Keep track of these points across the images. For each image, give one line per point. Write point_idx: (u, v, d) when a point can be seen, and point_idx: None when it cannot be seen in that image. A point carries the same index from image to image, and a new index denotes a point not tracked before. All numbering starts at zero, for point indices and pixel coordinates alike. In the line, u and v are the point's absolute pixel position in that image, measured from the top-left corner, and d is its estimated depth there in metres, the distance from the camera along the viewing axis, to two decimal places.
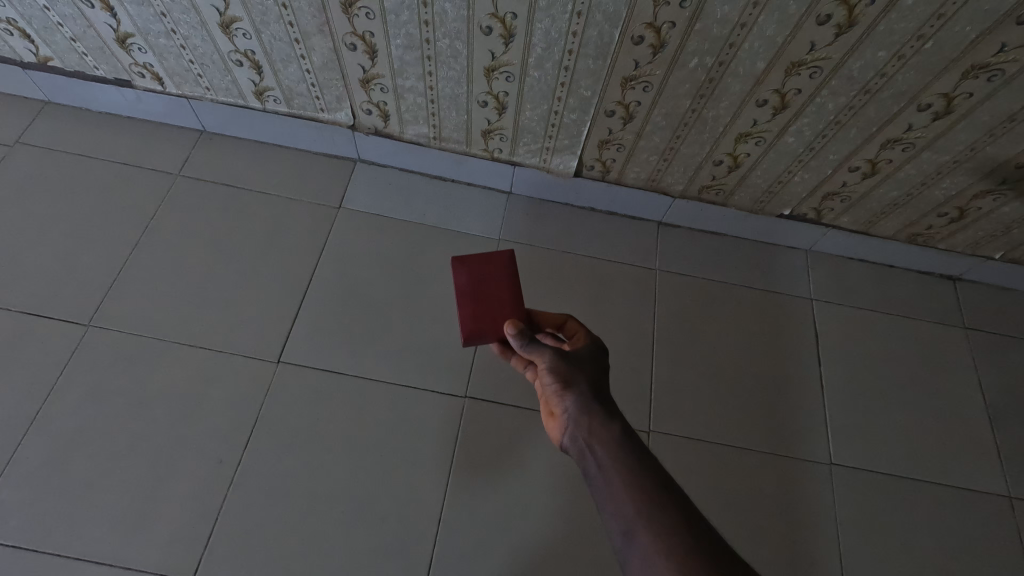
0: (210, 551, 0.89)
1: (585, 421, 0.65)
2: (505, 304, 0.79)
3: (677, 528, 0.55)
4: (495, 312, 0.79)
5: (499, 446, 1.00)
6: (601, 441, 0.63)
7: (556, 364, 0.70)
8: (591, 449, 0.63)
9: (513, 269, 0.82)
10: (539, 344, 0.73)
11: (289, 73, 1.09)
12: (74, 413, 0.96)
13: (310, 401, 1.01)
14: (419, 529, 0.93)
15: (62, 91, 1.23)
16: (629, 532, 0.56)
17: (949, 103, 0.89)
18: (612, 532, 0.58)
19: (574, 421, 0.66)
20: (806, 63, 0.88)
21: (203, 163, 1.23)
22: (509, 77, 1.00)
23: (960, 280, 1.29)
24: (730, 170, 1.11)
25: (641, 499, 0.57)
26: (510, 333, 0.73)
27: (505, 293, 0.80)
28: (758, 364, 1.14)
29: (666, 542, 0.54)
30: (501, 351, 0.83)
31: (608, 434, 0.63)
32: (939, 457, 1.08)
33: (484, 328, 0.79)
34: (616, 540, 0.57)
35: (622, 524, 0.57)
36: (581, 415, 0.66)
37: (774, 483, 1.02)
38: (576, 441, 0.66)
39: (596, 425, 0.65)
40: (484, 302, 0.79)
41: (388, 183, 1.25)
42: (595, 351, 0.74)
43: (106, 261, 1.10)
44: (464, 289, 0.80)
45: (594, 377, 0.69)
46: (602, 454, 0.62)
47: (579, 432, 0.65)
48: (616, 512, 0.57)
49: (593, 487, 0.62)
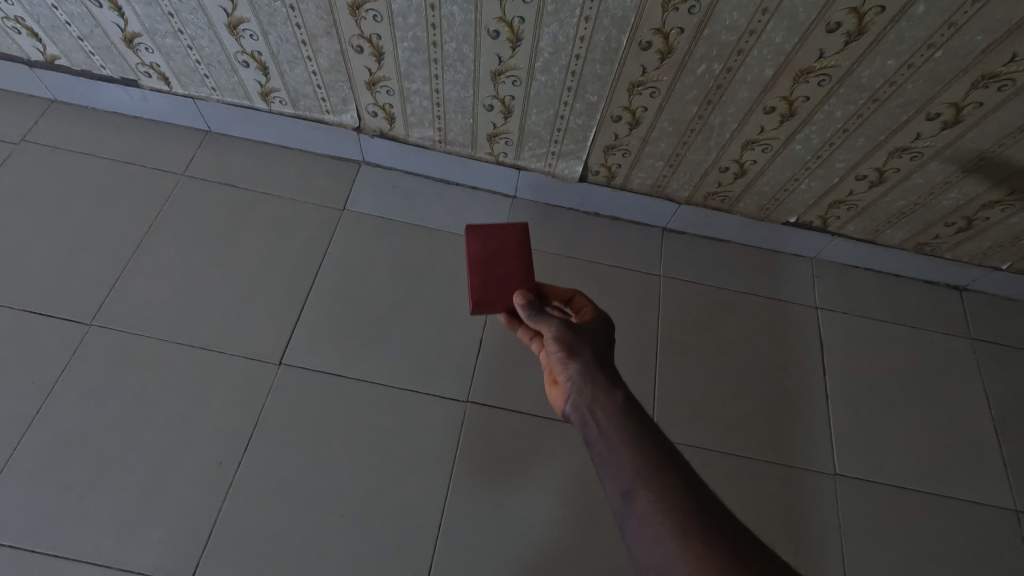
0: (208, 554, 0.88)
1: (588, 388, 0.65)
2: (516, 277, 0.80)
3: (678, 491, 0.54)
4: (506, 285, 0.79)
5: (501, 452, 1.00)
6: (603, 406, 0.62)
7: (562, 333, 0.70)
8: (593, 414, 0.63)
9: (525, 239, 0.82)
10: (547, 315, 0.73)
11: (295, 75, 1.09)
12: (75, 412, 0.96)
13: (310, 404, 1.00)
14: (421, 534, 0.92)
15: (68, 91, 1.24)
16: (629, 494, 0.55)
17: (958, 112, 0.89)
18: (611, 494, 0.57)
19: (578, 388, 0.66)
20: (814, 71, 0.87)
21: (208, 164, 1.23)
22: (515, 82, 0.99)
23: (966, 290, 1.28)
24: (736, 177, 1.11)
25: (642, 462, 0.56)
26: (519, 303, 0.75)
27: (517, 266, 0.80)
28: (763, 372, 1.13)
29: (666, 504, 0.53)
30: (508, 324, 0.83)
31: (611, 400, 0.63)
32: (945, 470, 1.07)
33: (492, 299, 0.79)
34: (615, 502, 0.56)
35: (621, 487, 0.56)
36: (584, 382, 0.66)
37: (778, 494, 1.01)
38: (578, 408, 0.65)
39: (599, 391, 0.64)
40: (495, 272, 0.80)
41: (392, 186, 1.25)
42: (602, 325, 0.74)
43: (110, 260, 1.10)
44: (476, 255, 0.80)
45: (600, 348, 0.69)
46: (604, 419, 0.61)
47: (582, 399, 0.65)
48: (616, 475, 0.57)
49: (594, 451, 0.61)
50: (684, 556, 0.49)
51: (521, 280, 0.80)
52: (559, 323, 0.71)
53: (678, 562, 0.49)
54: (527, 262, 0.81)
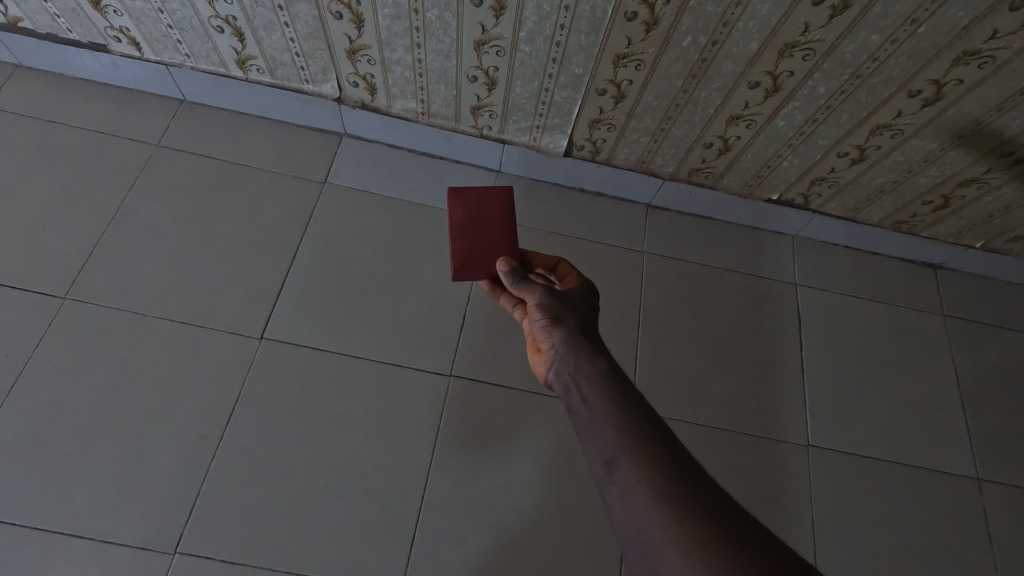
0: (192, 526, 0.88)
1: (572, 356, 0.66)
2: (500, 244, 0.80)
3: (660, 459, 0.55)
4: (488, 252, 0.79)
5: (484, 425, 1.01)
6: (587, 375, 0.63)
7: (546, 300, 0.71)
8: (576, 381, 0.64)
9: (510, 205, 0.83)
10: (531, 282, 0.73)
11: (272, 41, 1.05)
12: (51, 387, 0.95)
13: (292, 378, 1.00)
14: (404, 505, 0.94)
15: (34, 56, 1.19)
16: (612, 462, 0.56)
17: (938, 89, 0.89)
18: (594, 462, 0.58)
19: (561, 356, 0.67)
20: (798, 45, 0.87)
21: (183, 134, 1.19)
22: (499, 52, 0.98)
23: (940, 268, 1.30)
24: (720, 153, 1.11)
25: (624, 430, 0.57)
26: (503, 271, 0.75)
27: (500, 232, 0.80)
28: (742, 347, 1.15)
29: (648, 472, 0.54)
30: (491, 290, 0.83)
31: (595, 369, 0.64)
32: (913, 440, 1.11)
33: (474, 264, 0.79)
34: (597, 470, 0.57)
35: (604, 455, 0.57)
36: (568, 350, 0.66)
37: (754, 464, 1.04)
38: (561, 376, 0.66)
39: (583, 360, 0.65)
40: (478, 236, 0.80)
41: (375, 159, 1.22)
42: (587, 294, 0.74)
43: (83, 233, 1.07)
44: (460, 219, 0.80)
45: (584, 317, 0.70)
46: (588, 388, 0.62)
47: (565, 366, 0.66)
48: (599, 443, 0.58)
49: (577, 419, 0.62)
50: (666, 522, 0.50)
51: (505, 245, 0.80)
52: (543, 291, 0.72)
53: (660, 528, 0.50)
54: (510, 227, 0.81)
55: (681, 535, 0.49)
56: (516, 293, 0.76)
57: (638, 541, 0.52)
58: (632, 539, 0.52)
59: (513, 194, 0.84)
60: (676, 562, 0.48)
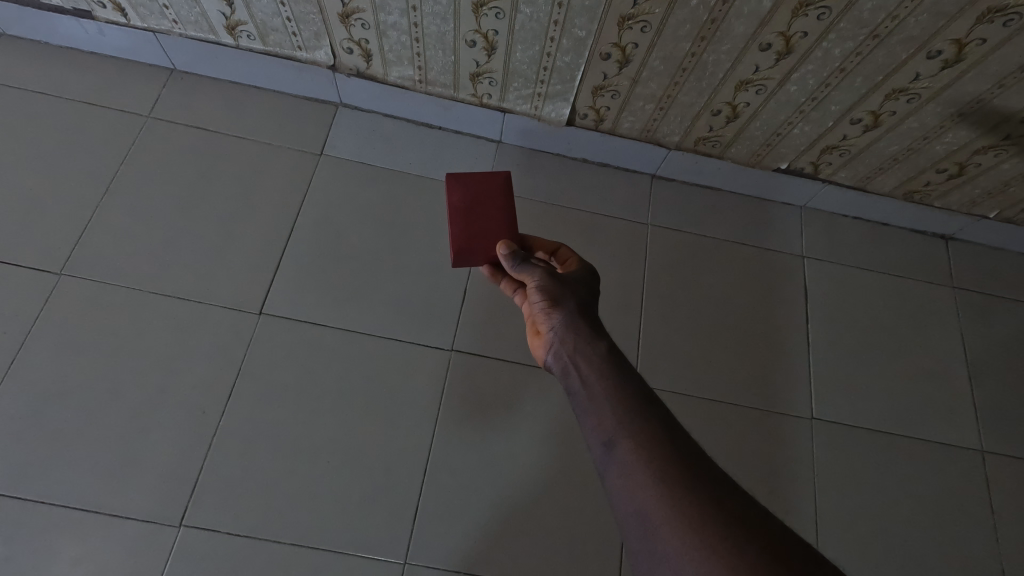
0: (196, 499, 0.89)
1: (571, 338, 0.64)
2: (499, 225, 0.78)
3: (660, 442, 0.54)
4: (488, 232, 0.77)
5: (486, 399, 1.00)
6: (586, 357, 0.62)
7: (545, 283, 0.69)
8: (575, 363, 0.62)
9: (507, 189, 0.80)
10: (531, 264, 0.72)
11: (262, 5, 1.01)
12: (50, 362, 0.94)
13: (293, 353, 0.99)
14: (407, 478, 0.94)
15: (17, 23, 1.14)
16: (610, 443, 0.55)
17: (960, 50, 0.85)
18: (593, 444, 0.57)
19: (560, 338, 0.65)
20: (814, 3, 0.82)
21: (175, 105, 1.16)
22: (499, 14, 0.93)
23: (952, 239, 1.28)
24: (728, 121, 1.07)
25: (624, 411, 0.56)
26: (501, 254, 0.73)
27: (498, 213, 0.78)
28: (748, 320, 1.13)
29: (648, 454, 0.53)
30: (489, 275, 0.81)
31: (594, 351, 0.62)
32: (918, 412, 1.10)
33: (474, 248, 0.77)
34: (596, 452, 0.56)
35: (603, 437, 0.56)
36: (567, 332, 0.65)
37: (757, 437, 1.04)
38: (560, 358, 0.64)
39: (582, 342, 0.63)
40: (475, 221, 0.77)
41: (372, 129, 1.19)
42: (587, 276, 0.72)
43: (75, 208, 1.05)
44: (457, 207, 0.77)
45: (583, 299, 0.68)
46: (587, 370, 0.61)
47: (564, 349, 0.64)
48: (598, 424, 0.57)
49: (576, 401, 0.61)
50: (665, 503, 0.50)
51: (505, 227, 0.78)
52: (542, 273, 0.70)
53: (659, 509, 0.49)
54: (509, 210, 0.79)
55: (681, 516, 0.48)
56: (516, 276, 0.74)
57: (635, 522, 0.51)
58: (630, 520, 0.51)
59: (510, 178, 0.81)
60: (675, 544, 0.47)
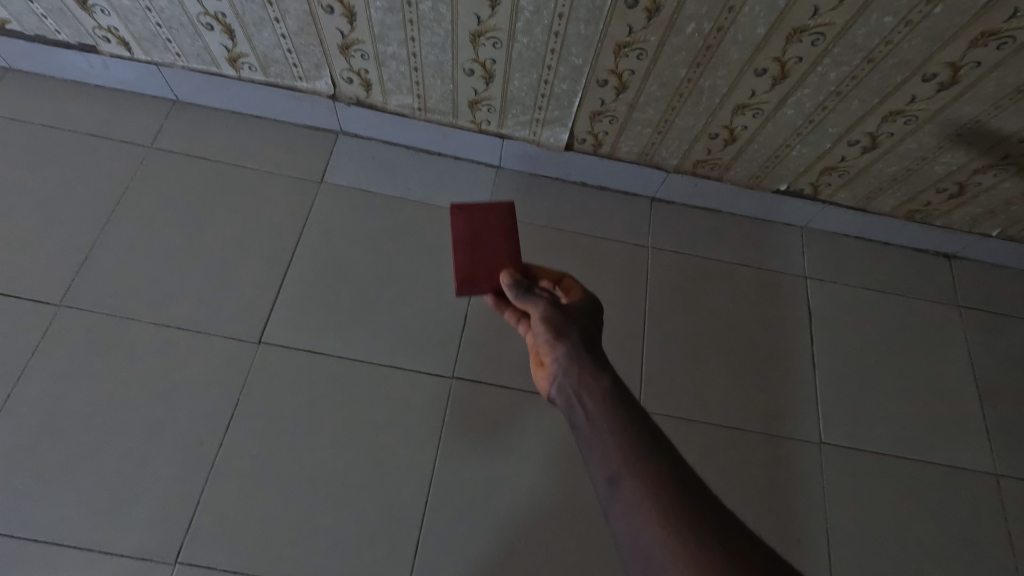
0: (192, 535, 0.87)
1: (575, 370, 0.63)
2: (503, 255, 0.77)
3: (665, 479, 0.52)
4: (491, 264, 0.77)
5: (487, 427, 0.99)
6: (590, 390, 0.61)
7: (549, 313, 0.68)
8: (578, 396, 0.61)
9: (511, 218, 0.80)
10: (535, 295, 0.71)
11: (263, 38, 1.03)
12: (47, 395, 0.93)
13: (292, 383, 0.98)
14: (407, 510, 0.92)
15: (23, 58, 1.16)
16: (615, 478, 0.53)
17: (955, 72, 0.85)
18: (597, 480, 0.55)
19: (564, 370, 0.64)
20: (808, 30, 0.83)
21: (177, 135, 1.17)
22: (496, 44, 0.94)
23: (955, 258, 1.27)
24: (726, 143, 1.07)
25: (628, 445, 0.55)
26: (506, 284, 0.72)
27: (502, 243, 0.78)
28: (751, 343, 1.12)
29: (652, 492, 0.51)
30: (495, 304, 0.79)
31: (599, 383, 0.61)
32: (929, 435, 1.08)
33: (477, 279, 0.76)
34: (600, 487, 0.55)
35: (607, 471, 0.54)
36: (571, 363, 0.64)
37: (764, 463, 1.02)
38: (563, 390, 0.63)
39: (586, 374, 0.62)
40: (479, 251, 0.77)
41: (373, 156, 1.20)
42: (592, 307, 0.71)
43: (77, 239, 1.05)
44: (462, 238, 0.77)
45: (588, 330, 0.67)
46: (591, 403, 0.59)
47: (568, 381, 0.63)
48: (601, 459, 0.55)
49: (579, 434, 0.59)
50: (670, 543, 0.48)
51: (508, 257, 0.77)
52: (547, 304, 0.69)
53: (664, 549, 0.48)
54: (514, 241, 0.78)
55: (687, 556, 0.47)
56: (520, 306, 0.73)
57: (641, 562, 0.49)
58: (635, 560, 0.49)
59: (514, 207, 0.81)
60: None
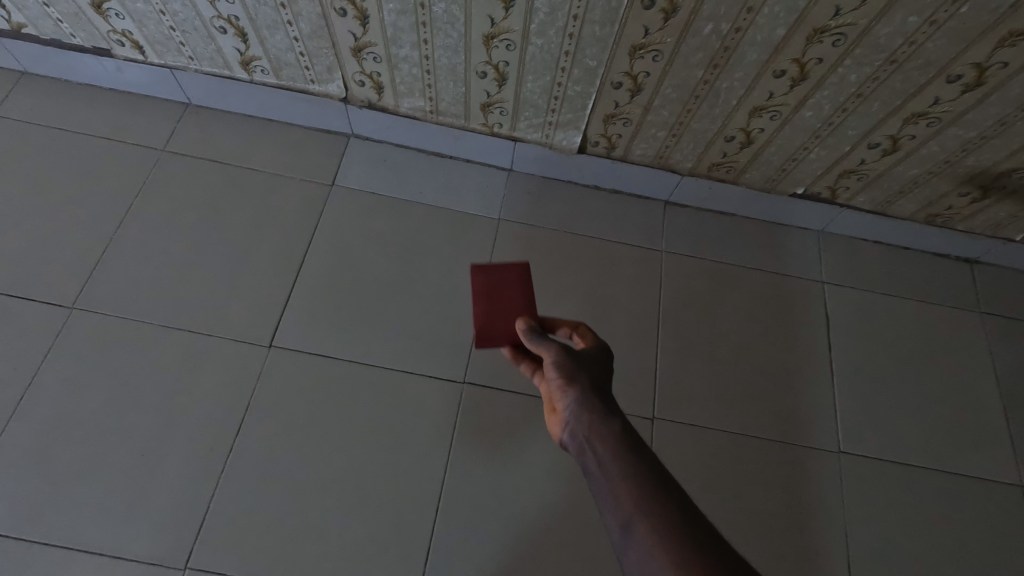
0: (202, 540, 0.86)
1: (586, 416, 0.60)
2: (520, 305, 0.76)
3: (683, 531, 0.50)
4: (509, 312, 0.75)
5: (498, 434, 0.97)
6: (602, 437, 0.58)
7: (560, 358, 0.65)
8: (590, 444, 0.58)
9: (526, 275, 0.79)
10: (546, 339, 0.69)
11: (276, 41, 1.03)
12: (60, 398, 0.93)
13: (302, 387, 0.97)
14: (418, 517, 0.91)
15: (39, 62, 1.17)
16: (629, 528, 0.51)
17: (981, 73, 0.83)
18: (611, 529, 0.53)
19: (574, 416, 0.61)
20: (829, 30, 0.81)
21: (189, 139, 1.17)
22: (510, 46, 0.93)
23: (976, 263, 1.24)
24: (742, 146, 1.06)
25: (643, 495, 0.52)
26: (521, 331, 0.71)
27: (519, 296, 0.77)
28: (767, 349, 1.10)
29: (671, 543, 0.49)
30: (512, 355, 0.77)
31: (611, 430, 0.59)
32: (951, 445, 1.05)
33: (496, 327, 0.75)
34: (614, 537, 0.52)
35: (621, 521, 0.52)
36: (582, 409, 0.61)
37: (781, 472, 1.00)
38: (573, 437, 0.61)
39: (598, 421, 0.60)
40: (497, 303, 0.76)
41: (384, 160, 1.19)
42: (603, 351, 0.69)
43: (90, 241, 1.06)
44: (480, 292, 0.77)
45: (599, 375, 0.65)
46: (604, 451, 0.57)
47: (579, 428, 0.60)
48: (615, 508, 0.53)
49: (592, 483, 0.57)
50: None
51: (525, 308, 0.76)
52: (558, 348, 0.67)
53: None
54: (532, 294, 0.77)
55: None
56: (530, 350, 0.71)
57: None
58: None
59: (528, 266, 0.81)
60: None
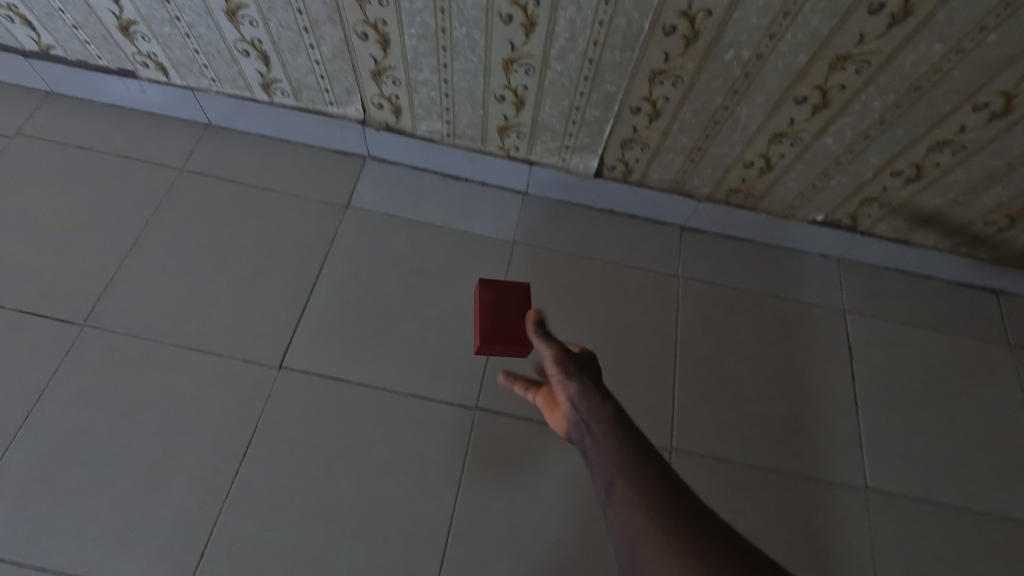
0: (202, 569, 0.83)
1: (581, 400, 0.64)
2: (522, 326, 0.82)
3: (665, 493, 0.52)
4: (512, 331, 0.82)
5: (511, 463, 0.94)
6: (595, 414, 0.62)
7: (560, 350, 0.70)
8: (583, 421, 0.62)
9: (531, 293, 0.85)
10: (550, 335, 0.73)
11: (297, 64, 1.04)
12: (66, 417, 0.92)
13: (311, 410, 0.95)
14: (427, 548, 0.87)
15: (65, 82, 1.20)
16: (612, 484, 0.54)
17: (1008, 102, 0.82)
18: (598, 488, 0.56)
19: (571, 401, 0.65)
20: (852, 57, 0.80)
21: (208, 158, 1.18)
22: (529, 70, 0.94)
23: (1003, 293, 1.20)
24: (761, 172, 1.04)
25: (630, 460, 0.55)
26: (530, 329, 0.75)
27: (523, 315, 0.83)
28: (788, 379, 1.07)
29: (649, 497, 0.52)
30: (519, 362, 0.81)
31: (604, 408, 0.62)
32: (984, 484, 1.00)
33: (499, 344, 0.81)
34: (600, 494, 0.55)
35: (606, 479, 0.55)
36: (578, 392, 0.65)
37: (806, 510, 0.95)
38: (569, 418, 0.64)
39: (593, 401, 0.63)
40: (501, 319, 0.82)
41: (399, 181, 1.19)
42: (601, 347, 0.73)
43: (105, 259, 1.06)
44: (486, 305, 0.83)
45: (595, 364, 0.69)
46: (596, 427, 0.60)
47: (575, 411, 0.64)
48: (602, 469, 0.56)
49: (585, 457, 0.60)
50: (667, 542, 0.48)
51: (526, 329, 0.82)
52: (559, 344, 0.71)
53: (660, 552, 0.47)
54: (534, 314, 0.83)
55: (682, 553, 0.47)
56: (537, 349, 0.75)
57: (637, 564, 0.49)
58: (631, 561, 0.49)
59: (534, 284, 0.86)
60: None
